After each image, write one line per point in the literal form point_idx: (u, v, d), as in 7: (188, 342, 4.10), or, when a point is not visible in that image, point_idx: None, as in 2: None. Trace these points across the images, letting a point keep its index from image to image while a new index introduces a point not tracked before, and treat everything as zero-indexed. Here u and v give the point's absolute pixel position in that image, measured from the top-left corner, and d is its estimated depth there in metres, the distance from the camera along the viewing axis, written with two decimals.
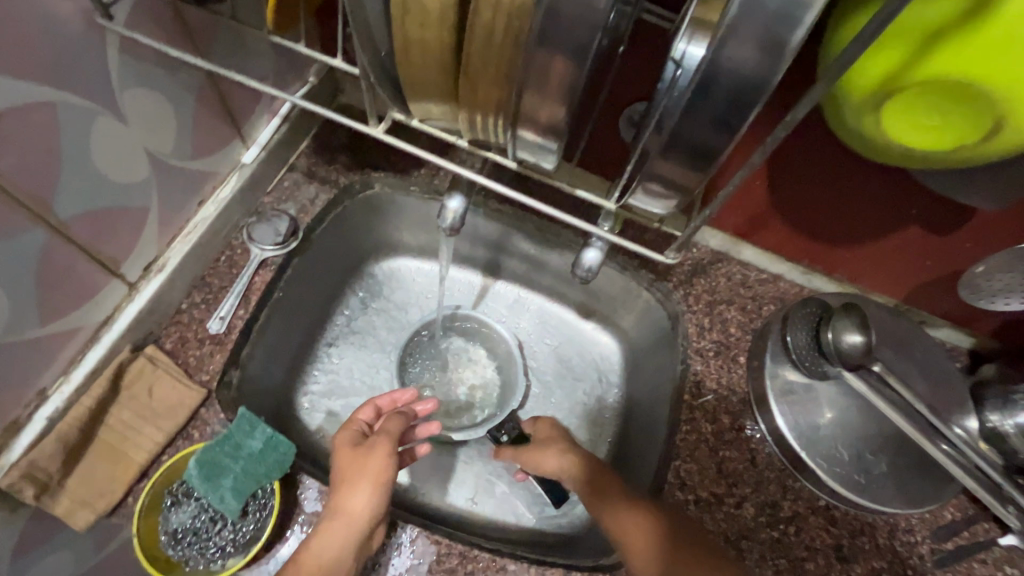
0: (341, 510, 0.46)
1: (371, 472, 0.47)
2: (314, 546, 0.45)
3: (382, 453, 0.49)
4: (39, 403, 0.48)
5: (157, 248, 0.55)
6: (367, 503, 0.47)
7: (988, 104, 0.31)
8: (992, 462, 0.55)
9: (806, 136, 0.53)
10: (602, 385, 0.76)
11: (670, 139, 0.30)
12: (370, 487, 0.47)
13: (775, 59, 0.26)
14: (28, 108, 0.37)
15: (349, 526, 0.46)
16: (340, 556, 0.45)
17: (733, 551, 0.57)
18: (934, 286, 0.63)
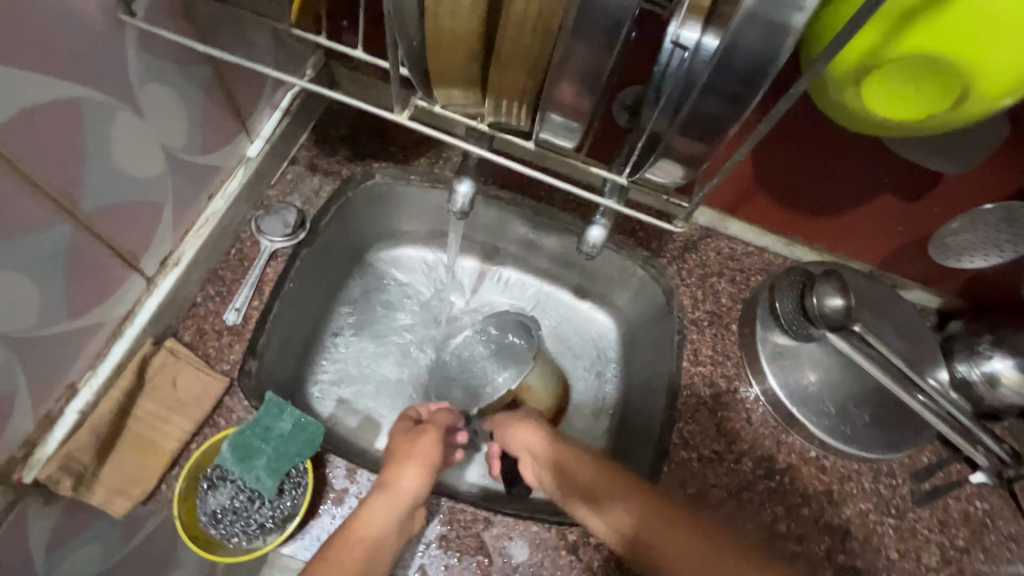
0: (391, 485, 0.50)
1: (420, 454, 0.53)
2: (366, 515, 0.48)
3: (428, 439, 0.55)
4: (69, 396, 0.49)
5: (171, 243, 0.56)
6: (415, 482, 0.51)
7: (957, 80, 0.35)
8: (962, 408, 0.61)
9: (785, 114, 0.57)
10: (601, 362, 0.80)
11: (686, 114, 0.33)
12: (419, 467, 0.52)
13: (781, 40, 0.28)
14: (63, 104, 0.38)
15: (395, 500, 0.49)
16: (389, 527, 0.47)
17: (733, 502, 0.61)
18: (906, 251, 0.68)
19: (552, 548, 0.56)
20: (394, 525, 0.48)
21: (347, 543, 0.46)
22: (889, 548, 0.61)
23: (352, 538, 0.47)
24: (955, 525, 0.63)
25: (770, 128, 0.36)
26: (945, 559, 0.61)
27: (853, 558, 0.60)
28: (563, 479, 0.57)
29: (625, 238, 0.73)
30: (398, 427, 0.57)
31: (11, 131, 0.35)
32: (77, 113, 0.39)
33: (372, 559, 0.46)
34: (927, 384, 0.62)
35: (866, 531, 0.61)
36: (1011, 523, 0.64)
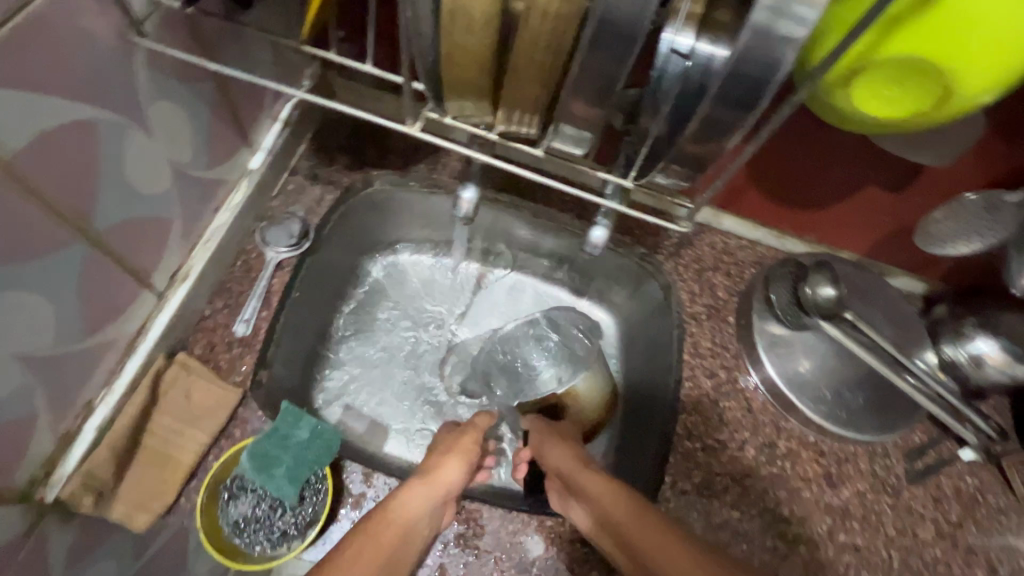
0: (433, 479, 0.49)
1: (463, 448, 0.53)
2: (407, 499, 0.46)
3: (472, 435, 0.54)
4: (85, 414, 0.49)
5: (180, 258, 0.56)
6: (455, 477, 0.51)
7: (941, 81, 0.37)
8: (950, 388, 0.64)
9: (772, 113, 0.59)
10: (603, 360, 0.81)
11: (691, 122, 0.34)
12: (461, 462, 0.52)
13: (784, 51, 0.29)
14: (74, 126, 0.38)
15: (433, 489, 0.48)
16: (421, 515, 0.47)
17: (738, 488, 0.63)
18: (893, 240, 0.71)
19: (567, 541, 0.57)
20: (426, 515, 0.47)
21: (385, 525, 0.44)
22: (887, 525, 0.63)
23: (391, 518, 0.45)
24: (948, 501, 0.66)
25: (771, 131, 0.37)
26: (940, 533, 0.64)
27: (853, 536, 0.62)
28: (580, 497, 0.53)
29: (622, 236, 0.75)
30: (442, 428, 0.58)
31: (28, 155, 0.36)
32: (89, 134, 0.40)
33: (403, 546, 0.44)
34: (915, 366, 0.65)
35: (865, 510, 0.64)
36: (999, 496, 0.67)
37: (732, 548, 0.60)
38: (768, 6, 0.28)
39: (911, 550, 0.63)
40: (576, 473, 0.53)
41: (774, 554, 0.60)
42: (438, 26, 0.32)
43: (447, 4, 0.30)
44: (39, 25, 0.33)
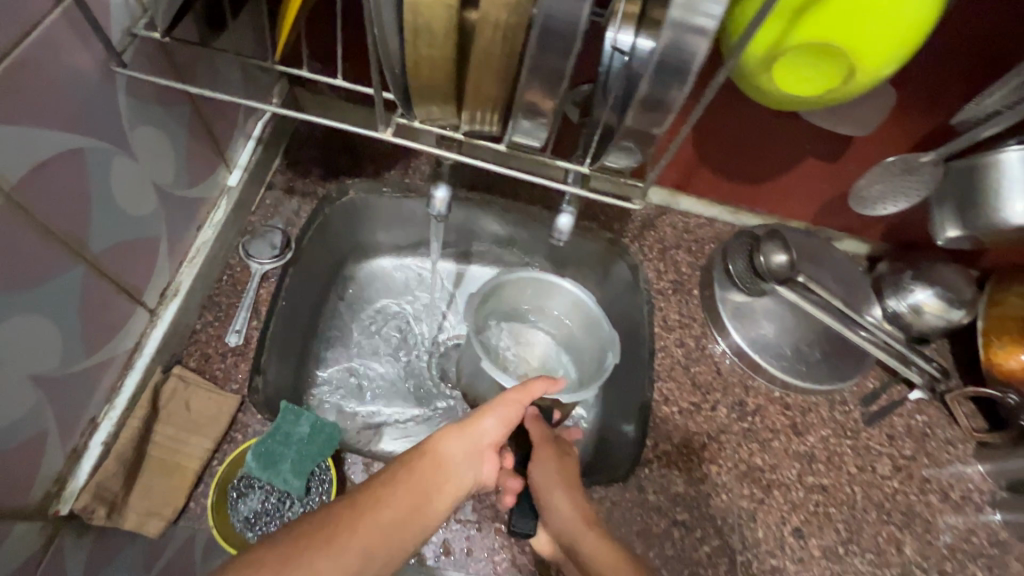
0: (474, 433, 0.51)
1: (504, 409, 0.54)
2: (445, 438, 0.49)
3: (516, 395, 0.56)
4: (91, 430, 0.51)
5: (169, 275, 0.58)
6: (492, 433, 0.53)
7: (845, 59, 0.43)
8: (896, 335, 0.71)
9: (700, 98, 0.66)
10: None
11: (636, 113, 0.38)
12: (498, 421, 0.54)
13: (696, 41, 0.33)
14: (65, 155, 0.41)
15: (466, 432, 0.51)
16: (455, 457, 0.49)
17: (714, 444, 0.68)
18: (835, 205, 0.78)
19: None
20: (461, 461, 0.49)
21: (424, 461, 0.47)
22: (849, 464, 0.70)
23: (427, 453, 0.48)
24: (901, 438, 0.73)
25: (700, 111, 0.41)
26: (896, 467, 0.71)
27: (820, 477, 0.68)
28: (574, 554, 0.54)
29: (589, 223, 0.80)
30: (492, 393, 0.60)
31: (28, 185, 0.38)
32: (78, 162, 0.42)
33: (436, 483, 0.46)
34: (866, 320, 0.72)
35: (828, 452, 0.70)
36: (946, 430, 0.74)
37: (712, 498, 0.65)
38: (681, 5, 0.32)
39: (872, 484, 0.69)
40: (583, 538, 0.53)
41: (751, 500, 0.65)
42: (403, 40, 0.36)
43: (410, 21, 0.34)
44: (28, 63, 0.36)
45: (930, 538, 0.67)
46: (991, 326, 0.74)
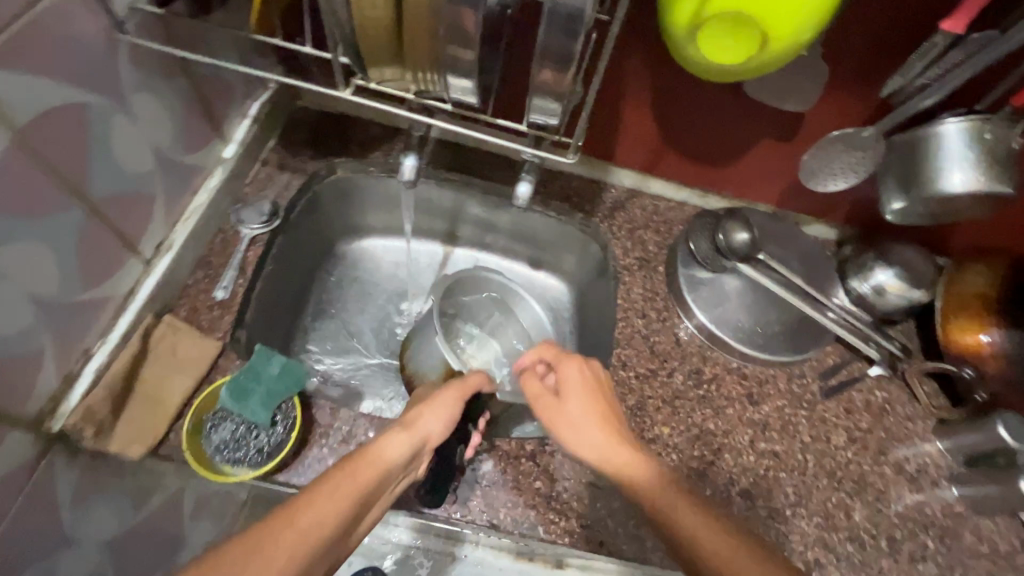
0: (417, 432, 0.52)
1: (445, 404, 0.56)
2: (387, 443, 0.49)
3: (456, 391, 0.58)
4: (85, 359, 0.57)
5: (164, 231, 0.65)
6: (438, 426, 0.54)
7: (755, 24, 0.47)
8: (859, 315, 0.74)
9: (657, 79, 0.70)
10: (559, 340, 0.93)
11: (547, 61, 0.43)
12: (440, 420, 0.55)
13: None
14: (71, 106, 0.48)
15: (411, 436, 0.51)
16: (399, 460, 0.49)
17: (668, 409, 0.71)
18: (797, 188, 0.81)
19: (513, 458, 0.65)
20: (405, 463, 0.50)
21: (365, 461, 0.47)
22: (803, 433, 0.72)
23: (371, 457, 0.47)
24: (859, 411, 0.74)
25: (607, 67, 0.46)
26: (851, 438, 0.72)
27: (772, 444, 0.70)
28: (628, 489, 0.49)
29: (561, 204, 0.84)
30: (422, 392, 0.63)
31: (37, 127, 0.45)
32: (83, 114, 0.49)
33: (379, 487, 0.47)
34: (833, 303, 0.75)
35: (783, 421, 0.72)
36: (906, 407, 0.75)
37: (662, 457, 0.68)
38: None
39: (826, 453, 0.71)
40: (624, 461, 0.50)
41: (702, 461, 0.68)
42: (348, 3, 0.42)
43: None
44: (41, 23, 0.43)
45: (881, 507, 0.68)
46: (949, 306, 0.74)
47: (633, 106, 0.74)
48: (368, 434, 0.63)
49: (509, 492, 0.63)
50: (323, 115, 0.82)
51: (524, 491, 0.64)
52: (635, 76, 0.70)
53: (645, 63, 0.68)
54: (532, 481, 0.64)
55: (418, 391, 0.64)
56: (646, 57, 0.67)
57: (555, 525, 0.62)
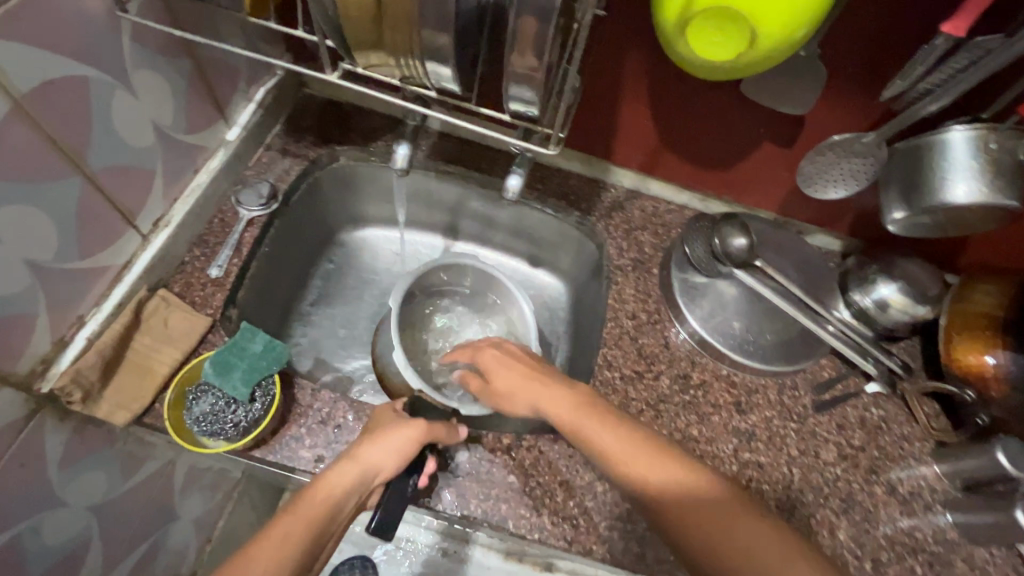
0: (365, 467, 0.55)
1: (397, 444, 0.57)
2: (329, 478, 0.53)
3: (412, 434, 0.58)
4: (78, 326, 0.60)
5: (163, 207, 0.67)
6: (388, 464, 0.56)
7: (743, 19, 0.46)
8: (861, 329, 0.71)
9: (654, 77, 0.69)
10: (552, 338, 0.92)
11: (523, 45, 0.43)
12: (392, 458, 0.56)
13: None
14: (71, 79, 0.50)
15: (359, 469, 0.55)
16: (344, 496, 0.53)
17: (651, 412, 0.70)
18: (800, 195, 0.79)
19: (489, 451, 0.65)
20: (350, 499, 0.53)
21: (314, 496, 0.51)
22: (791, 446, 0.69)
23: (314, 494, 0.51)
24: (852, 428, 0.72)
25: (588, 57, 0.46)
26: (841, 455, 0.70)
27: (757, 455, 0.68)
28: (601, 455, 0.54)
29: (558, 201, 0.83)
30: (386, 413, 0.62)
31: (37, 96, 0.47)
32: (83, 87, 0.51)
33: (329, 520, 0.51)
34: (832, 315, 0.72)
35: (769, 432, 0.70)
36: (903, 426, 0.73)
37: None
38: None
39: (813, 467, 0.68)
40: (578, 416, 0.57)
41: None
42: None
43: None
44: None
45: (868, 527, 0.66)
46: (954, 323, 0.71)
47: (631, 105, 0.73)
48: (346, 417, 0.64)
49: (482, 484, 0.63)
50: (327, 104, 0.83)
51: (497, 484, 0.63)
52: (632, 74, 0.69)
53: (642, 60, 0.67)
54: (506, 475, 0.64)
55: (381, 412, 0.62)
56: (642, 53, 0.66)
57: (525, 520, 0.61)
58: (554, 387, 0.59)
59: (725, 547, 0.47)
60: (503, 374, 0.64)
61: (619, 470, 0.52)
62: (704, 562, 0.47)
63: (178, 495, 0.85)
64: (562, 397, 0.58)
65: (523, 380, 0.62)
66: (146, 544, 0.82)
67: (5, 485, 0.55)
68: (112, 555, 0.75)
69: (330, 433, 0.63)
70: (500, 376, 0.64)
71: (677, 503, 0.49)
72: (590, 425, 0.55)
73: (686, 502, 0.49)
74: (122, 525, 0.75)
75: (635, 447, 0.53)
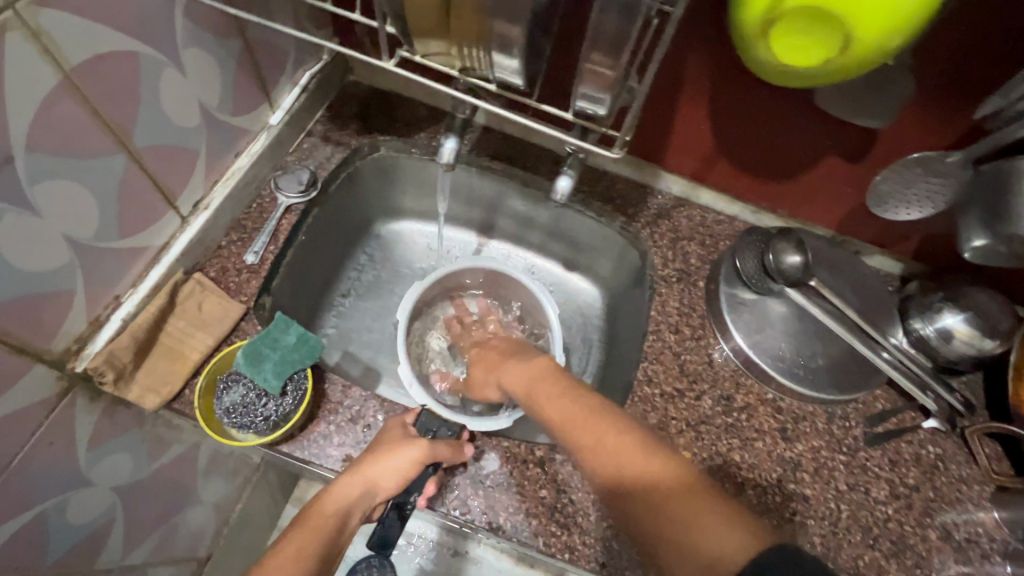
0: (369, 483, 0.56)
1: (397, 464, 0.56)
2: (333, 495, 0.54)
3: (414, 454, 0.57)
4: (114, 306, 0.58)
5: (203, 189, 0.66)
6: (390, 483, 0.56)
7: (839, 22, 0.42)
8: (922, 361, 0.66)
9: (716, 80, 0.64)
10: (585, 347, 0.89)
11: (598, 38, 0.40)
12: (394, 476, 0.56)
13: None
14: (121, 54, 0.48)
15: (363, 486, 0.55)
16: (349, 514, 0.54)
17: (691, 433, 0.66)
18: (861, 214, 0.74)
19: (521, 461, 0.62)
20: (355, 516, 0.54)
21: (323, 510, 0.53)
22: (838, 481, 0.65)
23: (321, 512, 0.53)
24: (905, 465, 0.67)
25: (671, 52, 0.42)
26: (893, 494, 0.66)
27: (802, 487, 0.65)
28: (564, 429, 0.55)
29: (603, 205, 0.80)
30: (393, 427, 0.60)
31: (86, 70, 0.46)
32: (133, 64, 0.50)
33: (338, 533, 0.53)
34: (888, 342, 0.67)
35: (816, 464, 0.66)
36: (961, 467, 0.68)
37: None
38: None
39: (862, 505, 0.64)
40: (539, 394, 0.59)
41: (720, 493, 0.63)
42: None
43: None
44: None
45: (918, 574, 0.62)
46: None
47: (687, 108, 0.69)
48: (377, 417, 0.62)
49: (512, 497, 0.61)
50: (371, 93, 0.81)
51: (527, 498, 0.61)
52: (692, 76, 0.65)
53: (704, 62, 0.63)
54: (537, 489, 0.61)
55: (390, 424, 0.61)
56: (706, 55, 0.62)
57: (555, 539, 0.59)
58: (516, 370, 0.64)
59: (639, 496, 0.46)
60: (483, 361, 0.73)
61: (558, 426, 0.55)
62: (626, 510, 0.47)
63: (200, 478, 0.85)
64: (518, 375, 0.64)
65: (492, 366, 0.70)
66: (165, 526, 0.82)
67: (34, 464, 0.54)
68: (133, 535, 0.75)
69: (360, 432, 0.61)
70: (479, 365, 0.73)
71: (599, 452, 0.50)
72: (538, 392, 0.60)
73: (605, 452, 0.50)
74: (145, 507, 0.74)
75: (571, 405, 0.56)
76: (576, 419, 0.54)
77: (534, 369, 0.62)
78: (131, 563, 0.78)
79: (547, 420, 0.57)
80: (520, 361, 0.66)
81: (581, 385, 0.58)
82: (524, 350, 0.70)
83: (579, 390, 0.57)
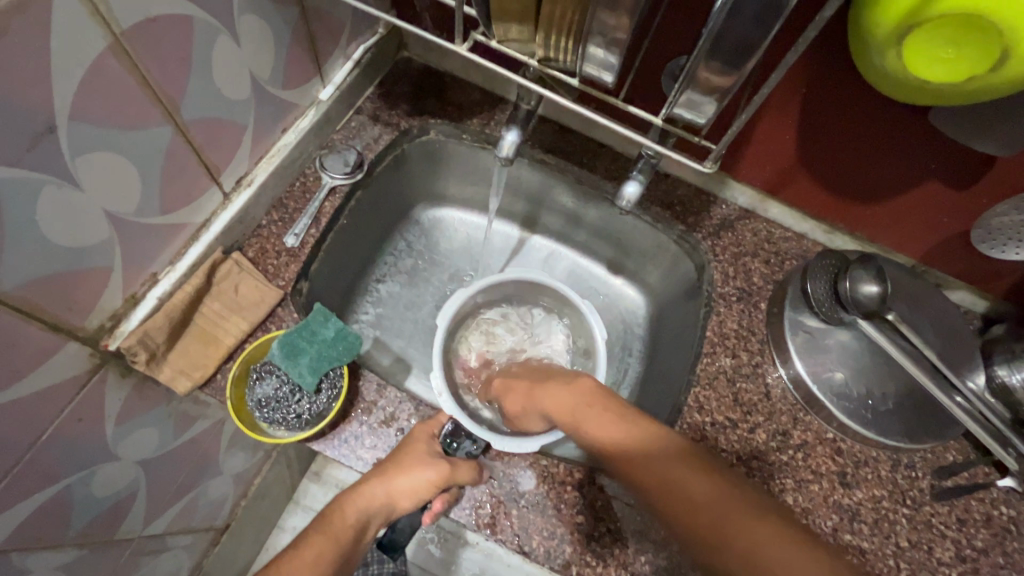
0: (387, 496, 0.57)
1: (413, 485, 0.56)
2: (350, 504, 0.57)
3: (430, 477, 0.56)
4: (151, 283, 0.56)
5: (247, 165, 0.63)
6: (406, 498, 0.57)
7: (998, 34, 0.36)
8: (998, 412, 0.59)
9: (813, 87, 0.57)
10: (624, 356, 0.84)
11: (715, 40, 0.36)
12: (408, 495, 0.57)
13: None
14: (175, 18, 0.44)
15: (375, 500, 0.57)
16: (365, 519, 0.57)
17: (742, 468, 0.62)
18: (950, 244, 0.67)
19: (558, 483, 0.59)
20: (372, 520, 0.58)
21: (344, 516, 0.57)
22: (899, 536, 0.61)
23: (340, 516, 0.57)
24: (974, 525, 0.62)
25: (796, 57, 0.37)
26: (959, 556, 0.61)
27: (860, 538, 0.61)
28: (612, 456, 0.52)
29: (662, 210, 0.74)
30: (418, 435, 0.58)
31: (139, 33, 0.42)
32: (187, 28, 0.46)
33: (356, 538, 0.57)
34: (965, 384, 0.60)
35: (876, 515, 0.62)
36: None
37: None
38: None
39: (923, 565, 0.60)
40: (576, 415, 0.56)
41: None
42: None
43: None
44: None
45: None
46: None
47: (773, 116, 0.62)
48: (410, 421, 0.60)
49: (547, 520, 0.58)
50: (424, 72, 0.76)
51: (563, 523, 0.57)
52: (785, 81, 0.58)
53: (797, 69, 0.56)
54: (574, 514, 0.58)
55: (415, 430, 0.58)
56: (806, 61, 0.55)
57: (590, 569, 0.56)
58: (561, 392, 0.59)
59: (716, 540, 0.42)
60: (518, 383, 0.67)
61: (618, 459, 0.51)
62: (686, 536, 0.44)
63: (223, 453, 0.84)
64: (557, 401, 0.58)
65: (528, 393, 0.63)
66: (187, 498, 0.81)
67: (65, 439, 0.53)
68: (155, 508, 0.75)
69: (391, 436, 0.59)
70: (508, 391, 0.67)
71: (669, 489, 0.46)
72: (580, 419, 0.55)
73: (675, 489, 0.46)
74: (170, 480, 0.74)
75: (621, 433, 0.51)
76: (620, 443, 0.51)
77: (579, 398, 0.57)
78: (152, 532, 0.78)
79: (603, 445, 0.53)
80: (559, 383, 0.61)
81: (636, 411, 0.54)
82: (563, 371, 0.65)
83: (633, 418, 0.53)
